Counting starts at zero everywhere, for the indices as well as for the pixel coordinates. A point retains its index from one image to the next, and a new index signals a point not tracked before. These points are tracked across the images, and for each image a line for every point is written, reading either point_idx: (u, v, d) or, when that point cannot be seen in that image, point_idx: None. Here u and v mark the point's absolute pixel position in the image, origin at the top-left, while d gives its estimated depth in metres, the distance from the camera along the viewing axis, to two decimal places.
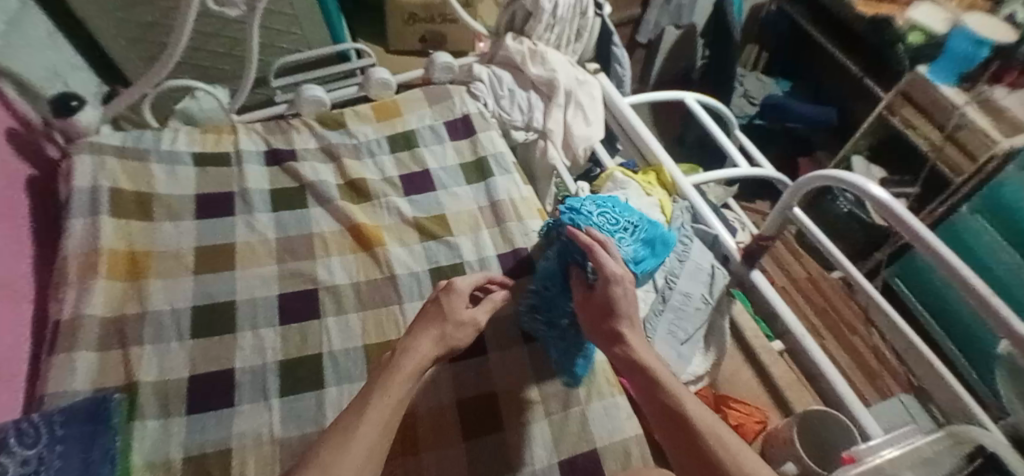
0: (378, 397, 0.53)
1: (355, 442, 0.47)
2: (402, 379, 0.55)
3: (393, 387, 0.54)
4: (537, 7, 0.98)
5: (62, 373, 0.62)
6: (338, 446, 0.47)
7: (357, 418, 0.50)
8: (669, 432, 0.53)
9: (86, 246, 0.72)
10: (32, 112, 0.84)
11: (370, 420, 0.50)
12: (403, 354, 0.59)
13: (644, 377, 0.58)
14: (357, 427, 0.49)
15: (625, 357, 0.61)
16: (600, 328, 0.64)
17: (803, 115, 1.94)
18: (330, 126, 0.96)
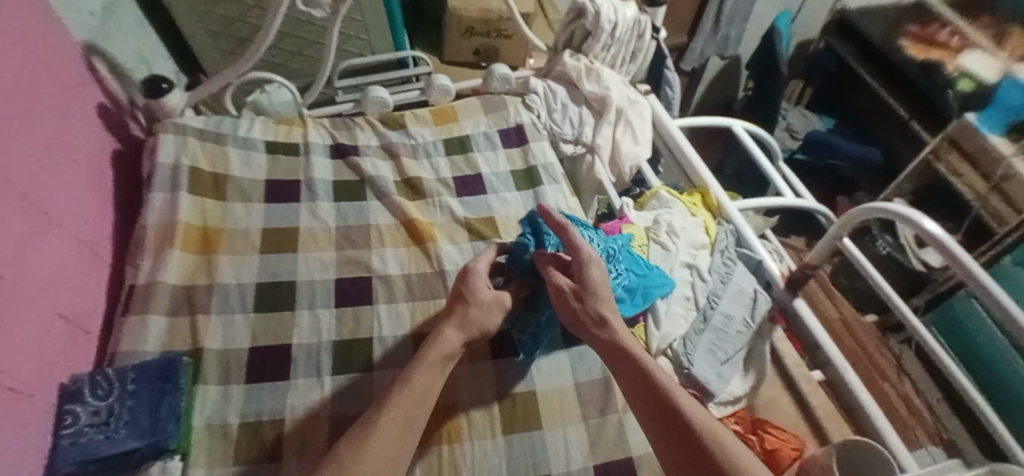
0: (410, 385, 0.57)
1: (404, 426, 0.53)
2: (435, 370, 0.60)
3: (427, 375, 0.59)
4: (597, 27, 1.01)
5: (135, 333, 0.66)
6: (384, 431, 0.52)
7: (391, 400, 0.55)
8: (652, 413, 0.56)
9: (165, 219, 0.77)
10: (123, 92, 0.91)
11: (415, 402, 0.56)
12: (436, 347, 0.62)
13: (629, 362, 0.61)
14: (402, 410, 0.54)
15: (612, 343, 0.64)
16: (573, 310, 0.68)
17: (847, 153, 1.90)
18: (391, 126, 1.01)
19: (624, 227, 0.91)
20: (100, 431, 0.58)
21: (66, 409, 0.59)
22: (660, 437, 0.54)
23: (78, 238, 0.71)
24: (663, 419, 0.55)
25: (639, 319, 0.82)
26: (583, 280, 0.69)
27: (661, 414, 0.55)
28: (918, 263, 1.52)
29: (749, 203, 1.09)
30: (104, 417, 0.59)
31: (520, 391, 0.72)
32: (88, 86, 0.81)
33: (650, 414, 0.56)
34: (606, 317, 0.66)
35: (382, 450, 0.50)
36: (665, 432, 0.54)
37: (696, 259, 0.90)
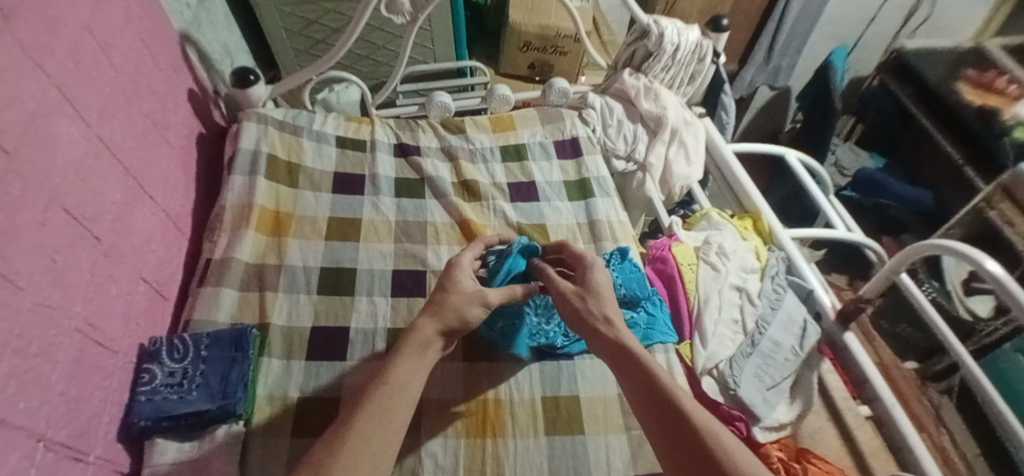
0: (392, 381, 0.52)
1: (390, 427, 0.48)
2: (418, 364, 0.55)
3: (409, 371, 0.54)
4: (659, 48, 1.02)
5: (210, 303, 0.71)
6: (366, 432, 0.47)
7: (374, 393, 0.50)
8: (659, 427, 0.50)
9: (243, 200, 0.83)
10: (209, 81, 0.98)
11: (403, 400, 0.51)
12: (414, 343, 0.56)
13: (634, 364, 0.55)
14: (385, 410, 0.49)
15: (615, 343, 0.58)
16: (571, 306, 0.63)
17: (896, 193, 1.86)
18: (452, 131, 1.05)
19: (673, 245, 0.92)
20: (174, 390, 0.61)
21: (143, 367, 0.63)
22: (669, 454, 0.48)
23: (166, 210, 0.77)
24: (670, 432, 0.49)
25: (685, 337, 0.83)
26: (584, 281, 0.65)
27: (669, 426, 0.49)
28: (964, 311, 1.49)
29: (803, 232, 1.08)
30: (178, 378, 0.62)
31: (564, 394, 0.73)
32: (182, 72, 0.88)
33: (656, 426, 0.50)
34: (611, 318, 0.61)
35: (373, 452, 0.46)
36: (672, 447, 0.48)
37: (746, 283, 0.90)
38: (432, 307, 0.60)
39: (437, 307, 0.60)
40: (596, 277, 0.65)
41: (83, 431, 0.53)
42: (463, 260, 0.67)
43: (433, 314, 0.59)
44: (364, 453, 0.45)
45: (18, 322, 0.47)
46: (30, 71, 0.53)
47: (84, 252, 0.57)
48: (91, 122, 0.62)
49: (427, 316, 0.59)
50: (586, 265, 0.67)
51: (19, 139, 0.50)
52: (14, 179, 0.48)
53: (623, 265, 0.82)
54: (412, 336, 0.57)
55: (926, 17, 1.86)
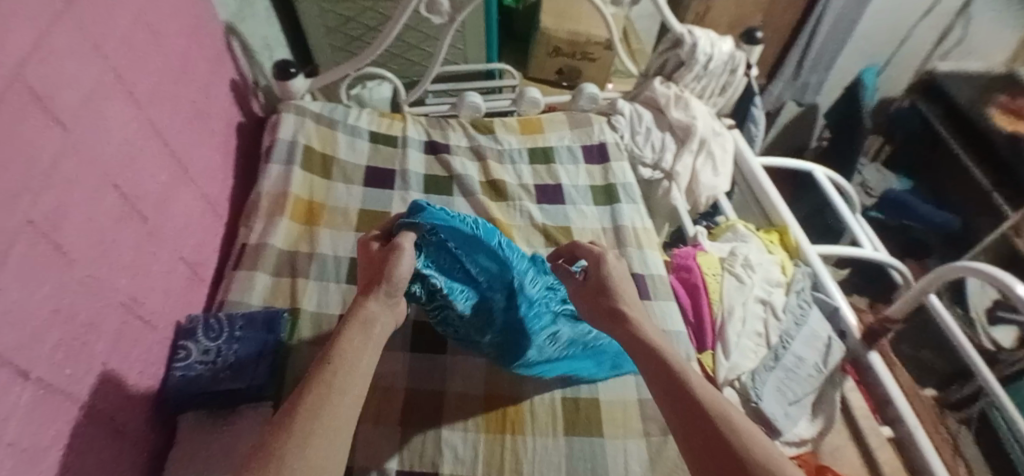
0: (338, 360, 0.47)
1: (338, 404, 0.44)
2: (364, 339, 0.51)
3: (355, 347, 0.49)
4: (691, 58, 1.03)
5: (244, 287, 0.74)
6: (311, 409, 0.43)
7: (318, 370, 0.46)
8: (676, 411, 0.48)
9: (278, 188, 0.86)
10: (251, 73, 1.01)
11: (347, 374, 0.46)
12: (358, 321, 0.53)
13: (646, 353, 0.54)
14: (333, 385, 0.45)
15: (626, 328, 0.57)
16: (601, 304, 0.61)
17: (922, 215, 1.81)
18: (481, 131, 1.06)
19: (698, 254, 0.92)
20: (208, 368, 0.64)
21: (180, 344, 0.65)
22: (683, 436, 0.46)
23: (206, 194, 0.79)
24: (687, 423, 0.46)
25: (707, 347, 0.83)
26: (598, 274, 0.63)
27: (688, 416, 0.47)
28: (988, 340, 1.47)
29: (830, 249, 1.07)
30: (212, 357, 0.65)
31: (584, 396, 0.74)
32: (226, 63, 0.91)
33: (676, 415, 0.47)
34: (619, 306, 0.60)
35: (324, 429, 0.42)
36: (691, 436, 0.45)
37: (771, 296, 0.89)
38: (367, 289, 0.57)
39: (372, 285, 0.57)
40: (608, 270, 0.63)
41: (122, 402, 0.56)
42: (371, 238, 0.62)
43: (373, 291, 0.56)
44: (318, 435, 0.41)
45: (70, 293, 0.49)
46: (90, 53, 0.55)
47: (132, 229, 0.60)
48: (143, 106, 0.64)
49: (365, 294, 0.56)
50: (596, 260, 0.64)
51: (76, 117, 0.52)
52: (70, 156, 0.50)
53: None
54: (356, 314, 0.53)
55: (958, 40, 1.86)
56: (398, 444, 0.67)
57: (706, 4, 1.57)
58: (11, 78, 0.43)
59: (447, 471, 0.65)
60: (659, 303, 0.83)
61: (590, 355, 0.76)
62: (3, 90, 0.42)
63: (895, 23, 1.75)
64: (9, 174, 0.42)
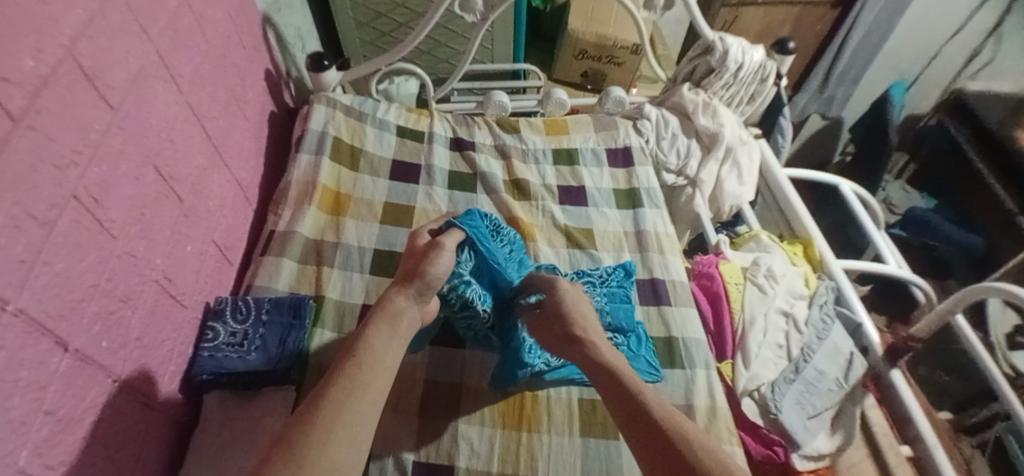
0: (362, 352, 0.50)
1: (361, 399, 0.46)
2: (389, 334, 0.53)
3: (380, 341, 0.52)
4: (722, 66, 1.02)
5: (272, 273, 0.76)
6: (337, 398, 0.45)
7: (345, 363, 0.48)
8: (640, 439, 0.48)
9: (307, 177, 0.88)
10: (283, 63, 1.02)
11: (373, 369, 0.48)
12: (387, 315, 0.55)
13: (612, 382, 0.53)
14: (358, 379, 0.47)
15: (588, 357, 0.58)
16: (556, 331, 0.62)
17: (948, 236, 1.78)
18: (507, 130, 1.07)
19: (721, 263, 0.92)
20: (235, 349, 0.65)
21: (208, 325, 0.67)
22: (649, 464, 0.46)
23: (239, 180, 0.81)
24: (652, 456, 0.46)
25: (727, 356, 0.82)
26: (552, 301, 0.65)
27: (661, 444, 0.46)
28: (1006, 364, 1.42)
29: (854, 264, 1.05)
30: (239, 339, 0.66)
31: (601, 398, 0.73)
32: (261, 52, 0.92)
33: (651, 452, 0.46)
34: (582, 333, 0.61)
35: (348, 421, 0.44)
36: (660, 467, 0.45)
37: (793, 308, 0.88)
38: (404, 281, 0.59)
39: (408, 279, 0.59)
40: (560, 295, 0.65)
41: (152, 377, 0.57)
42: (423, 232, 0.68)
43: (405, 287, 0.58)
44: (342, 424, 0.43)
45: (109, 268, 0.50)
46: (136, 34, 0.56)
47: (168, 210, 0.61)
48: (184, 90, 0.66)
49: (398, 287, 0.58)
50: (550, 288, 0.67)
51: (122, 96, 0.53)
52: (116, 133, 0.51)
53: (618, 290, 0.80)
54: (383, 307, 0.55)
55: (987, 60, 1.80)
56: (415, 437, 0.67)
57: (735, 12, 1.55)
58: (62, 55, 0.44)
59: (462, 464, 0.65)
60: (678, 309, 0.82)
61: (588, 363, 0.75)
62: (55, 65, 0.43)
63: (927, 38, 1.73)
64: (58, 147, 0.43)
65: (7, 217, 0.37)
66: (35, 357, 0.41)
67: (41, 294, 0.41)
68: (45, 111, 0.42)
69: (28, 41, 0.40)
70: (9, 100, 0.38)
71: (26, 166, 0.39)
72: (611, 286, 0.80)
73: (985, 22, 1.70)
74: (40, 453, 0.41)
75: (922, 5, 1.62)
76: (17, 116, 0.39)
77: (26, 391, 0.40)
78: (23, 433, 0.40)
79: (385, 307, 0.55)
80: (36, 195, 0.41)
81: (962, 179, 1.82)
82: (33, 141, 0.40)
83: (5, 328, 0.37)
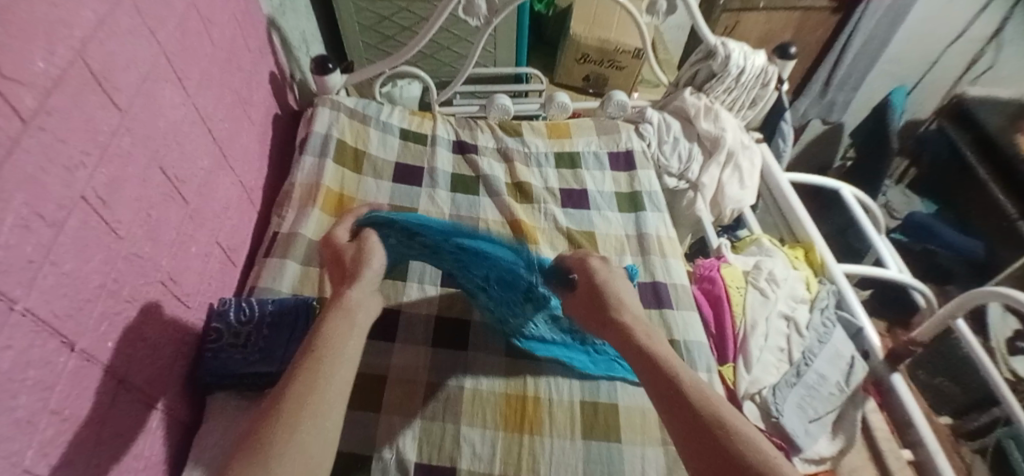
0: (323, 347, 0.51)
1: (322, 394, 0.47)
2: (348, 327, 0.54)
3: (339, 333, 0.52)
4: (724, 70, 1.02)
5: (275, 275, 0.77)
6: (299, 396, 0.46)
7: (305, 359, 0.49)
8: (684, 424, 0.48)
9: (311, 180, 0.89)
10: (288, 66, 1.03)
11: (334, 362, 0.49)
12: (342, 311, 0.55)
13: (649, 363, 0.53)
14: (319, 373, 0.48)
15: (625, 336, 0.57)
16: (590, 304, 0.62)
17: (949, 242, 1.76)
18: (509, 133, 1.07)
19: (722, 267, 0.92)
20: (238, 351, 0.66)
21: (212, 326, 0.68)
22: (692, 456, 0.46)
23: (243, 182, 0.81)
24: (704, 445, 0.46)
25: (729, 359, 0.82)
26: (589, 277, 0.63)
27: (701, 436, 0.46)
28: (1006, 370, 1.42)
29: (854, 268, 1.05)
30: (242, 340, 0.67)
31: (603, 400, 0.73)
32: (267, 55, 0.93)
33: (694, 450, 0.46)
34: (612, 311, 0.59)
35: (312, 414, 0.46)
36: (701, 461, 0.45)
37: (795, 312, 0.89)
38: (340, 284, 0.59)
39: (346, 278, 0.59)
40: (597, 274, 0.63)
41: (156, 377, 0.57)
42: (339, 231, 0.65)
43: (355, 282, 0.58)
44: (307, 421, 0.45)
45: (115, 269, 0.50)
46: (144, 37, 0.56)
47: (174, 211, 0.61)
48: (190, 92, 0.66)
49: (347, 284, 0.58)
50: (582, 265, 0.65)
51: (130, 98, 0.53)
52: (124, 135, 0.52)
53: None
54: (339, 303, 0.55)
55: (988, 66, 1.81)
56: (417, 438, 0.67)
57: (736, 18, 1.56)
58: (72, 56, 0.44)
59: (464, 466, 0.66)
60: (681, 312, 0.83)
61: (585, 351, 0.77)
62: (65, 68, 0.44)
63: (927, 43, 1.73)
64: (67, 148, 0.43)
65: (18, 218, 0.38)
66: (42, 357, 0.41)
67: (48, 294, 0.41)
68: (55, 112, 0.42)
69: (38, 43, 0.40)
70: (20, 100, 0.38)
71: (36, 168, 0.40)
72: None
73: (985, 28, 1.71)
74: (45, 452, 0.42)
75: (922, 10, 1.63)
76: (27, 117, 0.39)
77: (33, 391, 0.40)
78: (29, 432, 0.40)
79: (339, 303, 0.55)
80: (45, 196, 0.41)
81: (963, 185, 1.83)
82: (42, 142, 0.40)
83: (13, 327, 0.38)
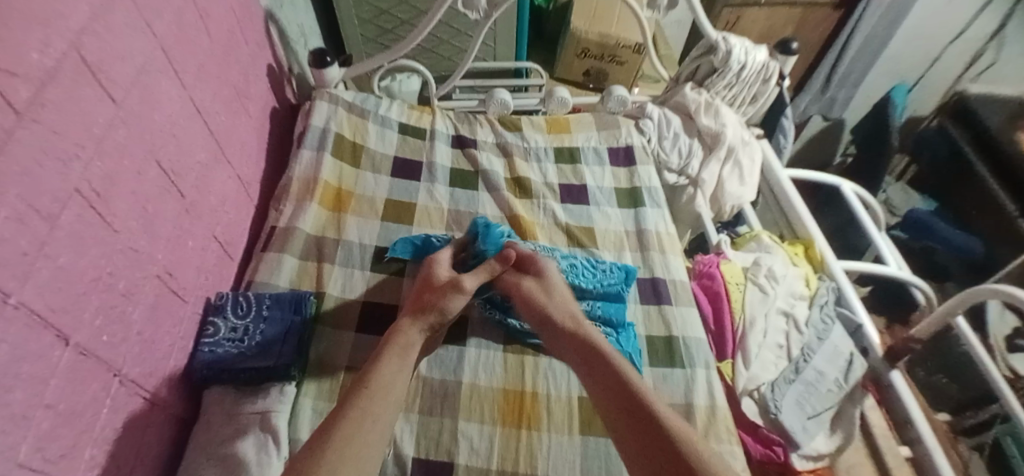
0: (375, 384, 0.56)
1: (371, 429, 0.52)
2: (399, 368, 0.59)
3: (392, 372, 0.58)
4: (724, 65, 1.02)
5: (272, 269, 0.76)
6: (350, 429, 0.51)
7: (356, 396, 0.54)
8: (631, 423, 0.55)
9: (309, 174, 0.88)
10: (286, 59, 1.02)
11: (386, 400, 0.55)
12: (399, 349, 0.62)
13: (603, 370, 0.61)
14: (369, 412, 0.53)
15: (584, 345, 0.65)
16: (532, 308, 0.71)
17: (948, 239, 1.76)
18: (508, 128, 1.07)
19: (721, 263, 0.92)
20: (235, 345, 0.66)
21: (209, 320, 0.68)
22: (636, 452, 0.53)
23: (241, 176, 0.81)
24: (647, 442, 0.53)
25: (727, 355, 0.82)
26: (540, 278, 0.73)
27: (646, 433, 0.54)
28: (1005, 367, 1.41)
29: (855, 265, 1.05)
30: (239, 334, 0.67)
31: None
32: (265, 48, 0.92)
33: (643, 445, 0.53)
34: (547, 310, 0.70)
35: (359, 448, 0.50)
36: (632, 438, 0.54)
37: (794, 309, 0.89)
38: (415, 314, 0.67)
39: (421, 311, 0.67)
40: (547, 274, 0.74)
41: (152, 372, 0.57)
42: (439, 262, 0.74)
43: (416, 320, 0.66)
44: (353, 454, 0.49)
45: (110, 263, 0.50)
46: (140, 29, 0.56)
47: (171, 205, 0.61)
48: (187, 85, 0.66)
49: (410, 321, 0.66)
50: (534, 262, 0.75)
51: (126, 90, 0.53)
52: (120, 127, 0.51)
53: (614, 288, 0.80)
54: (398, 341, 0.62)
55: (990, 63, 1.80)
56: (415, 434, 0.67)
57: (737, 13, 1.55)
58: (67, 48, 0.44)
59: (462, 461, 0.65)
60: (680, 309, 0.82)
61: None
62: (60, 60, 0.43)
63: (929, 41, 1.72)
64: (62, 141, 0.43)
65: (12, 211, 0.37)
66: (37, 351, 0.41)
67: (43, 287, 0.41)
68: (49, 104, 0.41)
69: (33, 34, 0.40)
70: (15, 93, 0.38)
71: (31, 160, 0.39)
72: (608, 281, 0.80)
73: (987, 26, 1.70)
74: (41, 446, 0.42)
75: (923, 8, 1.62)
76: (22, 108, 0.39)
77: (28, 385, 0.40)
78: (25, 426, 0.40)
79: (403, 340, 0.62)
80: (40, 188, 0.40)
81: (964, 182, 1.82)
82: (37, 134, 0.40)
83: (8, 320, 0.37)
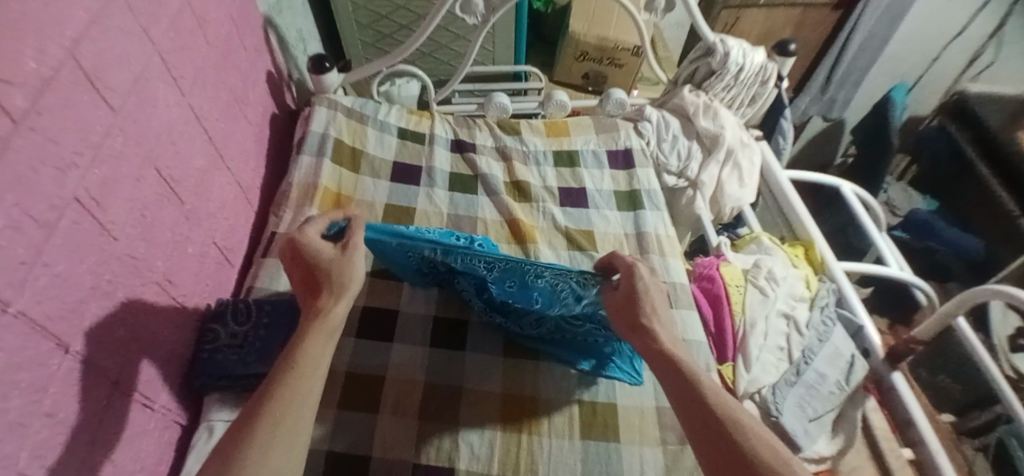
0: (300, 363, 0.49)
1: (299, 411, 0.47)
2: (326, 341, 0.52)
3: (317, 351, 0.51)
4: (723, 67, 1.01)
5: (272, 277, 0.76)
6: (275, 415, 0.46)
7: (281, 375, 0.48)
8: (695, 418, 0.49)
9: (308, 179, 0.89)
10: (285, 64, 1.02)
11: (308, 380, 0.49)
12: (324, 327, 0.52)
13: (663, 356, 0.54)
14: (294, 394, 0.47)
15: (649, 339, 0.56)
16: (632, 319, 0.59)
17: (949, 239, 1.75)
18: (507, 131, 1.07)
19: (721, 265, 0.91)
20: (235, 351, 0.66)
21: (209, 326, 0.68)
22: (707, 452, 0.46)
23: (239, 182, 0.81)
24: (709, 439, 0.47)
25: (728, 358, 0.82)
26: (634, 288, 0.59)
27: (709, 421, 0.48)
28: (1008, 367, 1.43)
29: (854, 266, 1.04)
30: (239, 341, 0.67)
31: (602, 400, 0.73)
32: (263, 54, 0.92)
33: (709, 445, 0.46)
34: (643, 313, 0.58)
35: (285, 435, 0.46)
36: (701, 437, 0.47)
37: (795, 311, 0.88)
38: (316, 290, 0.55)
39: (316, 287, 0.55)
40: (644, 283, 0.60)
41: (152, 380, 0.57)
42: (310, 230, 0.58)
43: (337, 297, 0.54)
44: (281, 441, 0.45)
45: (109, 271, 0.50)
46: (139, 36, 0.56)
47: (170, 211, 0.61)
48: (186, 92, 0.66)
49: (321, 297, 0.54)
50: (628, 272, 0.61)
51: (123, 97, 0.53)
52: (117, 135, 0.51)
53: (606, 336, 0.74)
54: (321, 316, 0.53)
55: (989, 63, 1.80)
56: (415, 435, 0.67)
57: (736, 14, 1.55)
58: (63, 56, 0.44)
59: (463, 467, 0.65)
60: (681, 312, 0.82)
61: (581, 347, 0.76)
62: (57, 69, 0.43)
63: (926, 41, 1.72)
64: (59, 149, 0.43)
65: (8, 218, 0.37)
66: (34, 359, 0.41)
67: (40, 295, 0.41)
68: (45, 112, 0.42)
69: (28, 43, 0.40)
70: (10, 101, 0.38)
71: (27, 168, 0.39)
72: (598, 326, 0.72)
73: (985, 25, 1.70)
74: (39, 454, 0.41)
75: (920, 9, 1.62)
76: (18, 117, 0.39)
77: (27, 393, 0.40)
78: (22, 433, 0.40)
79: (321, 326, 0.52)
80: (37, 195, 0.41)
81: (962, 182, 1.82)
82: (34, 143, 0.40)
83: (6, 329, 0.37)
